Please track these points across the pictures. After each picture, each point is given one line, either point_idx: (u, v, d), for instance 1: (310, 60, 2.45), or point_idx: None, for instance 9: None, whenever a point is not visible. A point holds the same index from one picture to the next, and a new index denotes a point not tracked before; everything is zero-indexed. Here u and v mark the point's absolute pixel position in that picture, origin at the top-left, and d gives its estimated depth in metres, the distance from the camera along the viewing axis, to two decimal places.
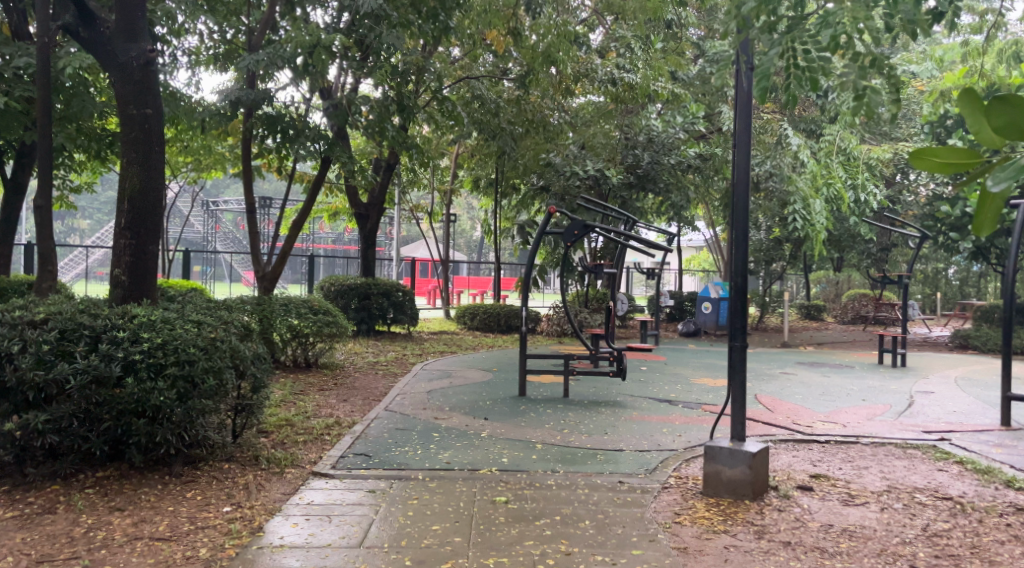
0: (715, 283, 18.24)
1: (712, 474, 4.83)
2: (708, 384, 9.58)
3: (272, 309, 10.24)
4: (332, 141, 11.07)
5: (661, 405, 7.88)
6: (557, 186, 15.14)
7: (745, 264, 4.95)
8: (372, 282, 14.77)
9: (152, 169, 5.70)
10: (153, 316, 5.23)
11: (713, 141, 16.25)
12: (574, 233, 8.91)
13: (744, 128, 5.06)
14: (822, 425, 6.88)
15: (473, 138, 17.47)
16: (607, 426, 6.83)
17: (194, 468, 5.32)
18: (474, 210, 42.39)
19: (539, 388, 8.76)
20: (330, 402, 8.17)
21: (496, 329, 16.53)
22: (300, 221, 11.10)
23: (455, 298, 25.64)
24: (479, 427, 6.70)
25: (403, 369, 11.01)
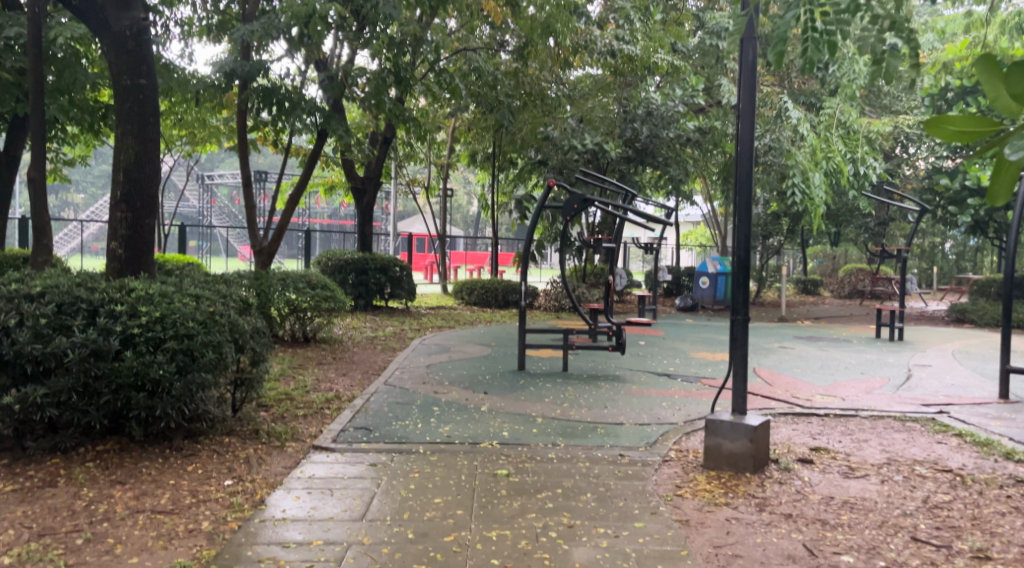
0: (713, 257, 18.05)
1: (712, 447, 4.84)
2: (706, 358, 9.58)
3: (270, 283, 10.21)
4: (329, 114, 10.97)
5: (660, 380, 7.90)
6: (556, 160, 15.08)
7: (748, 237, 4.93)
8: (369, 257, 14.72)
9: (148, 141, 5.64)
10: (151, 290, 5.18)
11: (712, 114, 16.16)
12: (573, 207, 8.82)
13: (749, 99, 5.00)
14: (821, 399, 6.91)
15: (471, 111, 17.36)
16: (607, 400, 6.83)
17: (194, 442, 5.29)
18: (470, 185, 42.26)
19: (539, 362, 8.77)
20: (330, 376, 8.16)
21: (494, 304, 16.52)
22: (296, 194, 11.02)
23: (452, 273, 25.61)
24: (480, 401, 6.70)
25: (401, 344, 11.01)
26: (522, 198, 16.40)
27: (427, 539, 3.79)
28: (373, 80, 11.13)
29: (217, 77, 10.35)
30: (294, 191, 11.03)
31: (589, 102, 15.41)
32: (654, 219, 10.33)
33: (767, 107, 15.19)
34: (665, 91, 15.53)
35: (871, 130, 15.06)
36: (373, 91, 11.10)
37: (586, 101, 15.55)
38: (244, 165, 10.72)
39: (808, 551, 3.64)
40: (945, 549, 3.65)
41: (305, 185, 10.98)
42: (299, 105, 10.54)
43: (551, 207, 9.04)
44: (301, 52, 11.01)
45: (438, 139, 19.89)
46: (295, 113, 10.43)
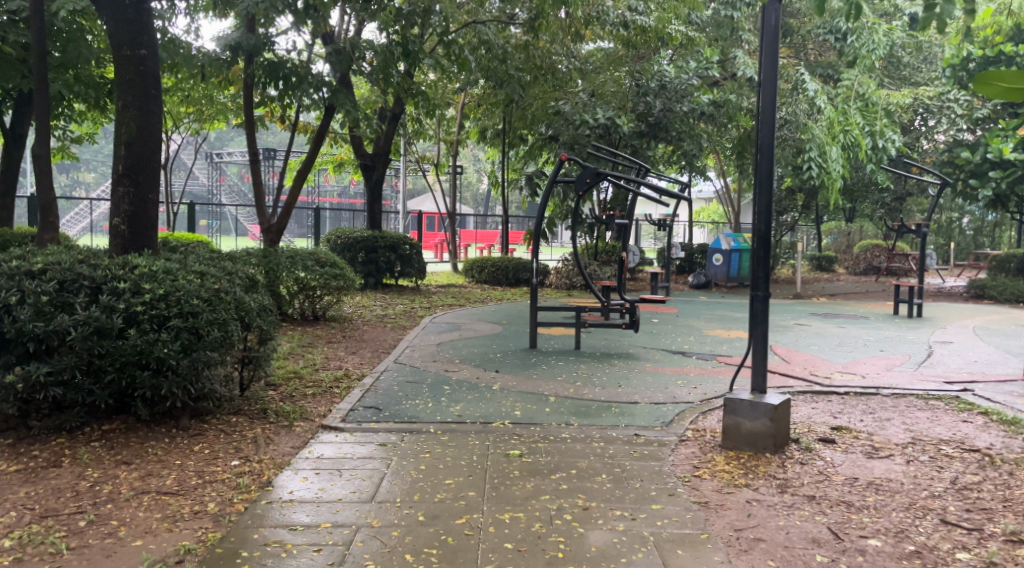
0: (727, 234, 18.01)
1: (731, 427, 4.73)
2: (721, 335, 9.44)
3: (278, 261, 10.09)
4: (336, 88, 10.81)
5: (674, 357, 7.77)
6: (567, 135, 14.88)
7: (769, 210, 4.78)
8: (379, 235, 14.60)
9: (151, 114, 5.50)
10: (154, 267, 5.03)
11: (726, 87, 15.89)
12: (585, 181, 8.58)
13: (771, 65, 4.81)
14: (841, 377, 6.80)
15: (481, 86, 17.17)
16: (621, 378, 6.70)
17: (201, 421, 5.18)
18: (480, 163, 42.06)
19: (550, 340, 8.63)
20: (340, 354, 8.07)
21: (505, 283, 16.38)
22: (304, 171, 10.87)
23: (462, 251, 25.50)
24: (491, 379, 6.58)
25: (411, 322, 10.90)
26: (533, 174, 16.21)
27: (438, 521, 3.68)
28: (381, 54, 10.94)
29: (222, 52, 10.18)
30: (302, 168, 10.88)
31: (601, 75, 15.20)
32: (669, 194, 10.15)
33: (784, 79, 15.21)
34: (678, 63, 15.29)
35: (890, 102, 14.83)
36: (381, 65, 10.91)
37: (598, 75, 15.36)
38: (252, 141, 10.56)
39: (833, 535, 3.50)
40: (977, 532, 3.50)
41: (313, 162, 10.84)
42: (306, 80, 10.36)
43: (563, 181, 8.83)
44: (308, 26, 10.82)
45: (447, 116, 19.71)
46: (303, 88, 10.27)
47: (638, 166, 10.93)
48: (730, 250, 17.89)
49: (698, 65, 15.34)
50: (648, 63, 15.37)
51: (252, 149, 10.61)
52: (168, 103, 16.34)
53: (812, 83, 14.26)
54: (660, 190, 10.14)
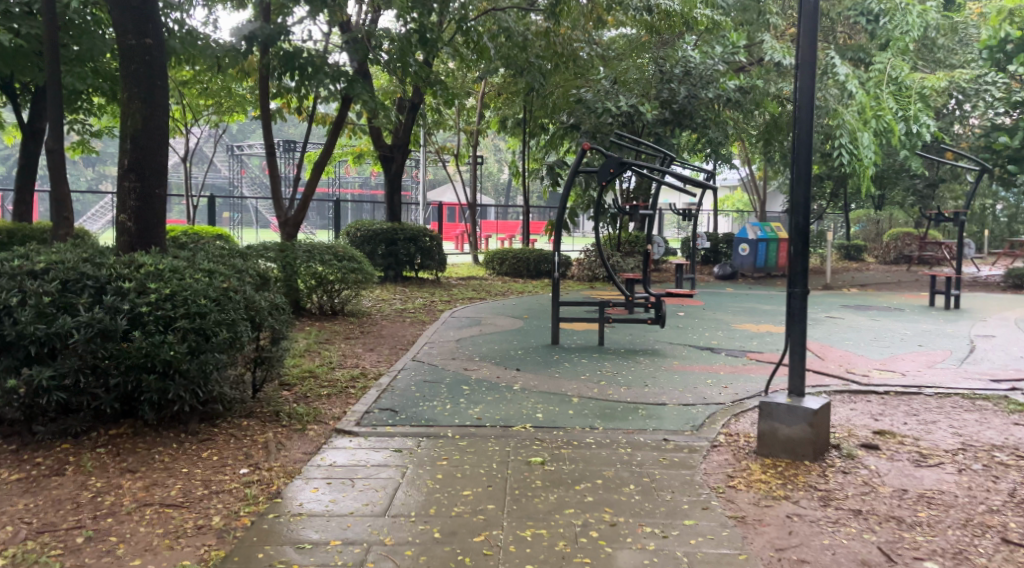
0: (752, 225, 17.89)
1: (767, 432, 4.47)
2: (751, 329, 9.14)
3: (295, 256, 9.88)
4: (353, 79, 10.56)
5: (703, 354, 7.49)
6: (589, 124, 14.58)
7: (807, 202, 4.49)
8: (398, 227, 14.39)
9: (157, 106, 5.27)
10: (161, 265, 4.76)
11: (753, 73, 15.51)
12: (608, 171, 8.25)
13: (810, 46, 4.49)
14: (879, 374, 6.58)
15: (502, 75, 16.91)
16: (647, 377, 6.42)
17: (212, 425, 4.91)
18: (502, 153, 41.79)
19: (572, 336, 8.36)
20: (357, 351, 7.86)
21: (526, 275, 16.11)
22: (321, 163, 10.64)
23: (483, 243, 25.29)
24: (512, 379, 6.32)
25: (432, 316, 10.68)
26: (554, 163, 15.92)
27: (454, 539, 3.44)
28: (398, 43, 10.69)
29: (237, 42, 9.97)
30: (319, 160, 10.65)
31: (624, 62, 14.92)
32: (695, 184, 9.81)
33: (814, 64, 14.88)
34: (704, 49, 14.95)
35: (924, 85, 14.45)
36: (398, 54, 10.67)
37: (620, 62, 15.06)
38: (268, 133, 10.34)
39: (885, 556, 3.23)
40: None
41: (330, 154, 10.63)
42: (322, 70, 10.14)
43: (586, 171, 8.53)
44: (325, 15, 10.58)
45: (468, 106, 19.46)
46: (319, 79, 10.05)
47: (662, 156, 10.63)
48: (756, 240, 17.69)
49: (724, 50, 14.99)
50: (672, 49, 15.05)
51: (268, 141, 10.39)
52: (186, 96, 16.18)
53: (842, 65, 13.87)
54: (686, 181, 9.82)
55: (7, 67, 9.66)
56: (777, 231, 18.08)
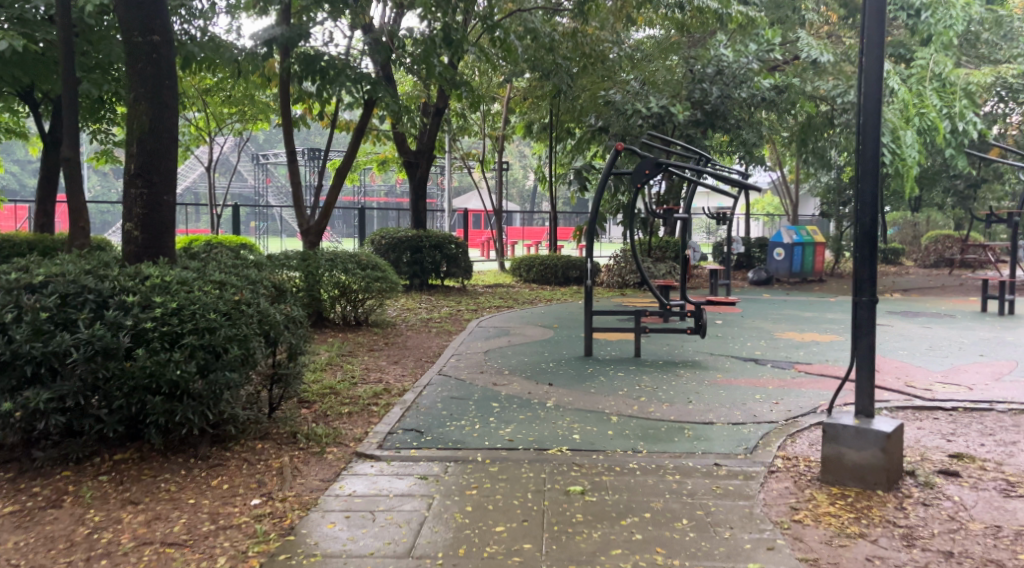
0: (788, 228, 17.38)
1: (832, 457, 4.04)
2: (794, 338, 8.73)
3: (318, 265, 9.53)
4: (377, 81, 10.22)
5: (747, 367, 7.06)
6: (618, 127, 14.16)
7: (874, 202, 4.07)
8: (423, 234, 14.06)
9: (165, 107, 4.94)
10: (168, 277, 4.38)
11: (789, 71, 15.05)
12: (643, 173, 7.80)
13: (877, 29, 4.05)
14: (943, 388, 6.19)
15: (528, 79, 16.57)
16: (690, 392, 5.99)
17: (224, 448, 4.53)
18: (526, 159, 41.46)
19: (606, 346, 7.94)
20: (381, 364, 7.50)
21: (554, 282, 15.69)
22: (342, 170, 10.31)
23: (509, 249, 24.95)
24: (546, 395, 5.91)
25: (458, 326, 10.32)
26: (583, 167, 15.52)
27: None
28: (423, 45, 10.36)
29: (257, 46, 9.68)
30: (341, 166, 10.32)
31: (653, 63, 14.54)
32: (734, 182, 9.30)
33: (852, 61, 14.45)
34: (737, 47, 14.49)
35: (969, 81, 13.94)
36: (422, 55, 10.34)
37: (649, 64, 14.68)
38: (289, 139, 10.03)
39: None
40: None
41: (353, 160, 10.30)
42: (343, 73, 9.82)
43: (619, 173, 8.06)
44: (348, 17, 10.28)
45: (493, 110, 19.15)
46: (340, 81, 9.72)
47: (697, 156, 10.18)
48: (793, 244, 17.20)
49: (758, 48, 14.57)
50: (704, 49, 14.65)
51: (290, 148, 10.08)
52: (209, 104, 15.95)
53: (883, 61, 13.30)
54: (724, 178, 9.31)
55: (26, 75, 9.43)
56: (813, 235, 17.55)
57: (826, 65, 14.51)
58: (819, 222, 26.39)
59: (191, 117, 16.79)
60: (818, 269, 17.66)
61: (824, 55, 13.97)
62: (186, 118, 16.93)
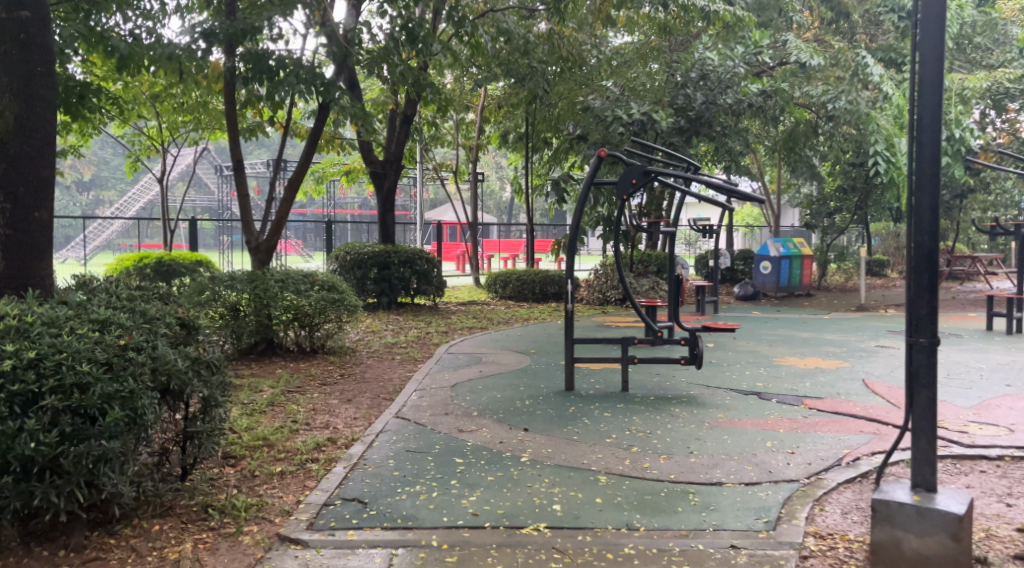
0: (774, 241, 16.65)
1: (887, 544, 3.20)
2: (797, 365, 7.86)
3: (267, 286, 8.62)
4: (333, 82, 9.22)
5: (751, 404, 6.17)
6: (598, 135, 13.32)
7: (934, 216, 3.28)
8: (392, 249, 13.08)
9: (37, 103, 4.49)
10: (31, 316, 3.43)
11: (778, 76, 14.29)
12: (630, 182, 6.83)
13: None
14: (980, 430, 5.32)
15: (502, 85, 15.71)
16: (690, 440, 5.09)
17: (108, 533, 3.58)
18: (504, 169, 40.54)
19: (589, 378, 7.02)
20: (331, 404, 6.53)
21: (532, 299, 14.79)
22: (295, 182, 9.41)
23: (485, 263, 24.00)
24: (519, 447, 4.97)
25: (425, 352, 9.36)
26: (561, 177, 14.66)
27: None
28: (382, 46, 9.50)
29: (196, 45, 8.70)
30: (293, 178, 9.40)
31: (631, 68, 13.79)
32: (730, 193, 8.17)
33: (841, 65, 13.56)
34: (721, 50, 13.70)
35: (964, 86, 13.22)
36: (383, 57, 9.46)
37: (628, 70, 13.91)
38: (236, 148, 9.08)
39: None
40: None
41: (307, 169, 9.39)
42: (294, 74, 8.84)
43: (602, 181, 7.04)
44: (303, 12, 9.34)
45: (466, 120, 18.25)
46: (291, 83, 8.77)
47: (687, 165, 9.25)
48: (779, 257, 16.46)
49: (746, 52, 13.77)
50: (688, 54, 13.91)
51: (236, 158, 9.11)
52: (160, 113, 14.96)
53: (876, 66, 12.82)
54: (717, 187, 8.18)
55: None
56: (800, 247, 16.83)
57: (816, 68, 13.78)
58: (802, 234, 25.75)
59: (145, 127, 15.84)
60: (806, 284, 16.92)
61: (813, 57, 13.13)
62: (140, 128, 15.94)
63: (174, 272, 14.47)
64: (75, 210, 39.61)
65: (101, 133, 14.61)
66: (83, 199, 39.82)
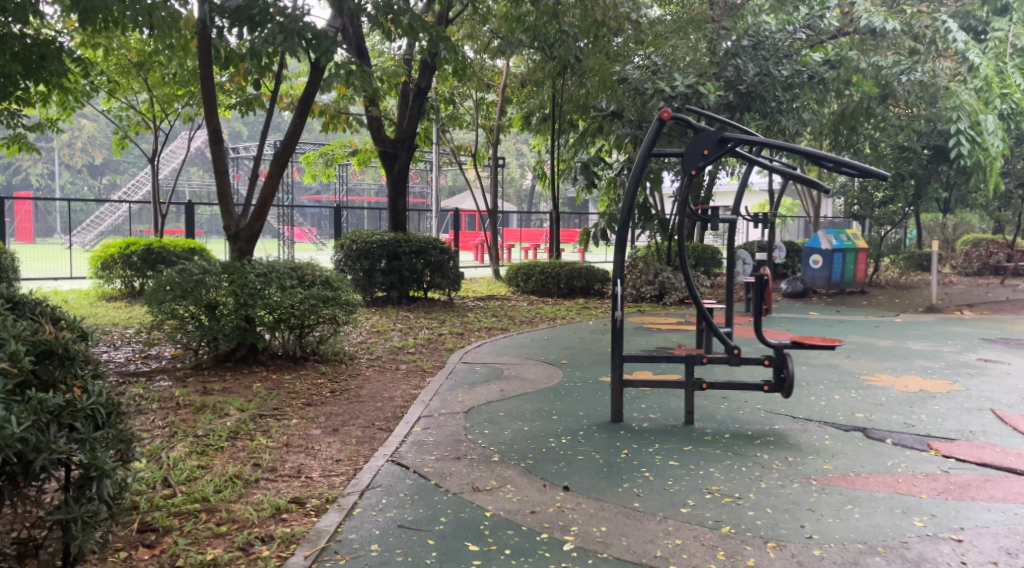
0: (826, 232, 15.06)
1: None
2: (895, 387, 6.35)
3: (247, 281, 7.23)
4: (328, 33, 7.62)
5: (863, 448, 4.67)
6: (636, 111, 11.81)
7: None
8: (403, 237, 11.63)
9: None
10: None
11: (840, 44, 12.67)
12: (701, 152, 5.24)
13: None
14: None
15: (528, 57, 14.21)
16: (801, 513, 3.61)
17: None
18: (524, 156, 39.12)
19: (639, 404, 5.53)
20: (310, 438, 5.05)
21: (557, 293, 13.30)
22: (283, 156, 7.97)
23: (505, 254, 22.53)
24: (560, 522, 3.52)
25: (436, 360, 7.92)
26: (591, 159, 13.14)
27: None
28: None
29: None
30: (280, 152, 7.94)
31: (669, 41, 12.33)
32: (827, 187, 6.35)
33: (914, 33, 12.00)
34: (779, 15, 12.14)
35: None
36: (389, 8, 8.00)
37: (668, 41, 12.39)
38: (213, 117, 7.62)
39: None
40: None
41: (296, 142, 7.95)
42: (276, 24, 7.29)
43: (664, 155, 5.49)
44: None
45: (487, 99, 16.73)
46: (270, 34, 7.20)
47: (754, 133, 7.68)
48: (832, 250, 14.87)
49: (807, 15, 12.19)
50: (736, 20, 12.32)
51: (213, 127, 7.66)
52: (153, 85, 13.59)
53: (958, 32, 11.56)
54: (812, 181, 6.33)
55: None
56: (854, 240, 15.27)
57: (886, 35, 12.12)
58: (841, 224, 24.01)
59: (137, 101, 14.46)
60: (859, 280, 15.30)
61: (889, 21, 11.48)
62: (132, 103, 14.57)
63: (164, 261, 13.17)
64: (87, 193, 38.62)
65: (85, 105, 13.25)
66: (96, 183, 39.01)
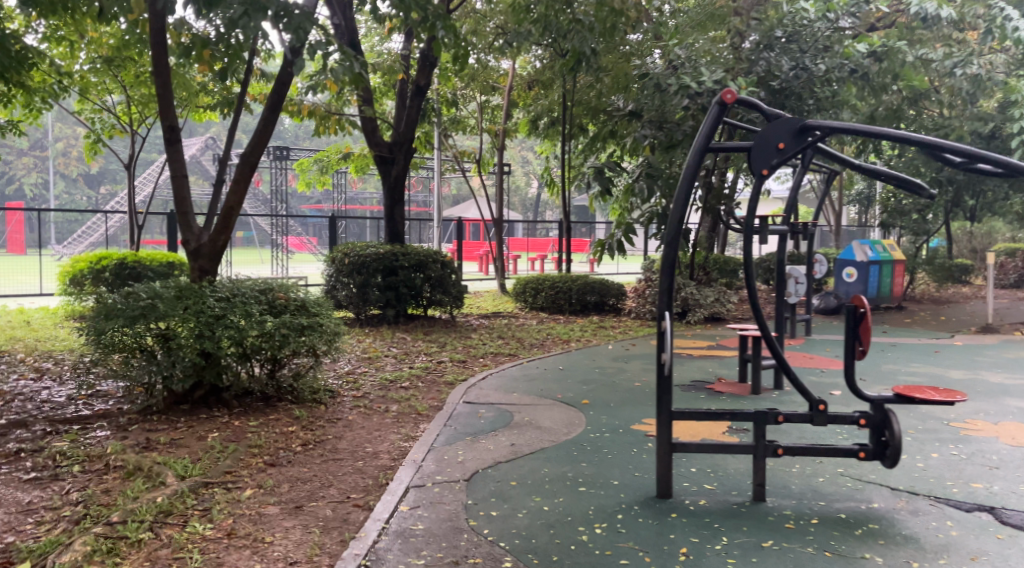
0: (860, 243, 13.79)
1: None
2: (1004, 438, 5.08)
3: (204, 306, 6.03)
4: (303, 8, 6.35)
5: (1004, 542, 3.46)
6: (656, 109, 10.61)
7: None
8: (400, 250, 10.39)
9: None
10: None
11: (883, 35, 11.43)
12: (776, 145, 4.04)
13: None
14: None
15: (537, 53, 12.98)
16: None
17: None
18: (530, 163, 37.81)
19: (691, 470, 4.32)
20: (262, 522, 3.87)
21: (568, 310, 12.06)
22: (251, 156, 6.77)
23: (512, 265, 21.25)
24: None
25: (433, 397, 6.71)
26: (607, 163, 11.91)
27: None
28: None
29: None
30: (247, 152, 6.75)
31: (693, 34, 11.13)
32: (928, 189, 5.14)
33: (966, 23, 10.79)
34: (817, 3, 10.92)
35: None
36: None
37: (692, 34, 11.21)
38: (168, 112, 6.44)
39: None
40: None
41: (266, 139, 6.77)
42: None
43: (725, 150, 4.30)
44: None
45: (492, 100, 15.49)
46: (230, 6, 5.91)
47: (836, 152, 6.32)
48: (867, 262, 13.56)
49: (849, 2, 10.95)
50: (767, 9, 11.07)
51: (169, 124, 6.48)
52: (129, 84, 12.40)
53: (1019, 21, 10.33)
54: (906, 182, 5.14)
55: None
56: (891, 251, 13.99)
57: (937, 25, 10.90)
58: (863, 232, 22.67)
59: (113, 103, 13.34)
60: (896, 295, 14.04)
61: (941, 8, 10.26)
62: (107, 105, 13.44)
63: (138, 276, 12.03)
64: (84, 202, 37.34)
65: (54, 106, 12.08)
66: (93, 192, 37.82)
